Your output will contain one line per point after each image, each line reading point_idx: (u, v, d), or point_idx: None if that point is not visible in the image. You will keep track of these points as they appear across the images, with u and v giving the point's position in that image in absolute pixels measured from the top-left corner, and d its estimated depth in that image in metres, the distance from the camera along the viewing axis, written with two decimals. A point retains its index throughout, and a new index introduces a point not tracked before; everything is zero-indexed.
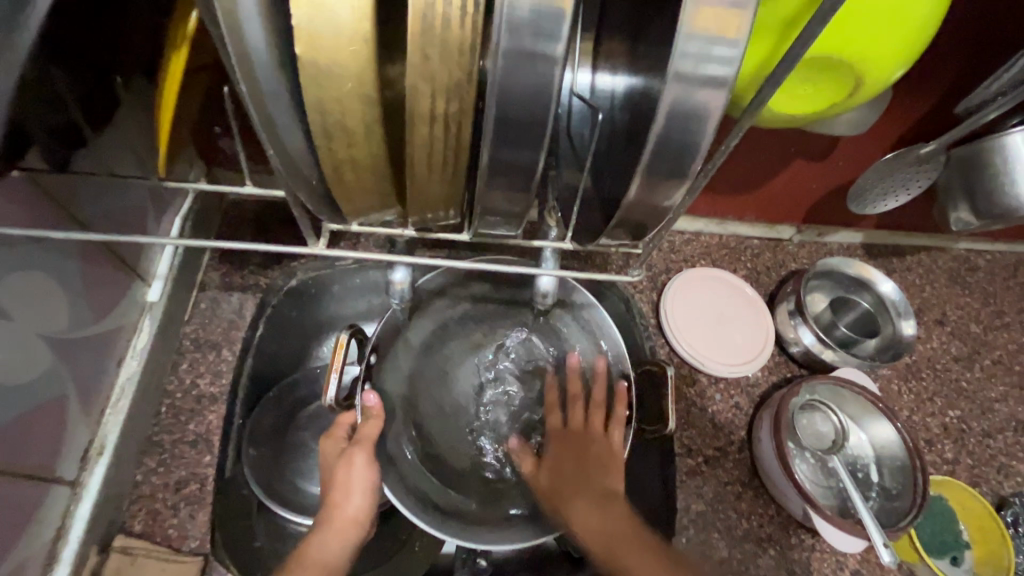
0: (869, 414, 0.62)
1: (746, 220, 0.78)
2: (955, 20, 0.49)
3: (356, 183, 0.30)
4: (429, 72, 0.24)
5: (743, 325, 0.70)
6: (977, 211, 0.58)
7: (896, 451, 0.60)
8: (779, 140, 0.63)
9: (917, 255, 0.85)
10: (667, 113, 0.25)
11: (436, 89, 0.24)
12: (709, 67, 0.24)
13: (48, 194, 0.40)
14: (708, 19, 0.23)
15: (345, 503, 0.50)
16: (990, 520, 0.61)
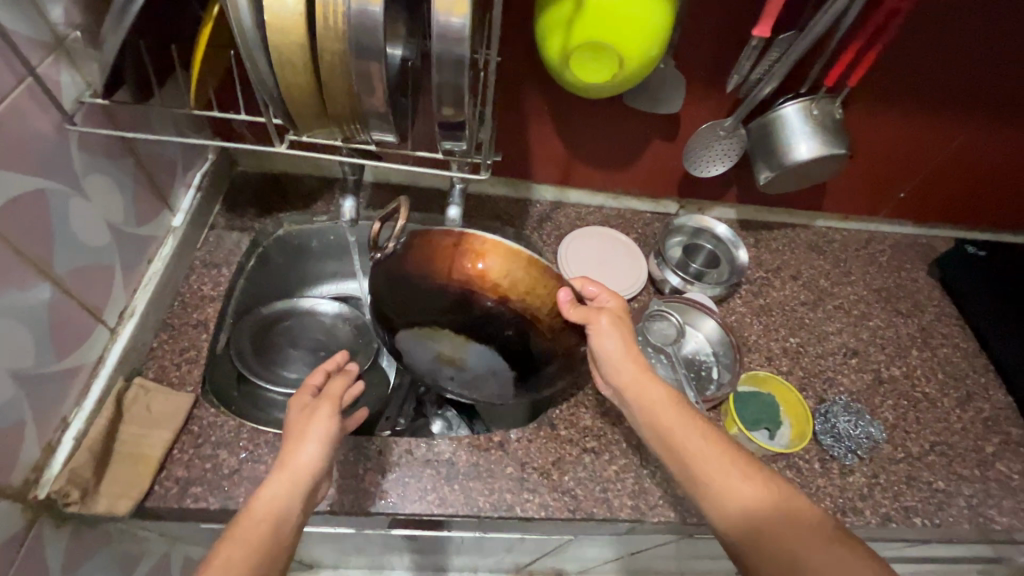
0: (697, 316, 0.84)
1: (635, 196, 0.99)
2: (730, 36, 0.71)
3: (298, 98, 0.53)
4: (327, 26, 0.47)
5: (621, 267, 0.91)
6: (771, 167, 0.78)
7: (721, 336, 0.82)
8: (636, 124, 0.85)
9: (786, 230, 1.04)
10: (445, 53, 0.48)
11: (332, 36, 0.47)
12: (456, 25, 0.46)
13: (120, 121, 0.63)
14: (444, 4, 0.46)
15: (301, 451, 0.57)
16: (789, 394, 0.81)
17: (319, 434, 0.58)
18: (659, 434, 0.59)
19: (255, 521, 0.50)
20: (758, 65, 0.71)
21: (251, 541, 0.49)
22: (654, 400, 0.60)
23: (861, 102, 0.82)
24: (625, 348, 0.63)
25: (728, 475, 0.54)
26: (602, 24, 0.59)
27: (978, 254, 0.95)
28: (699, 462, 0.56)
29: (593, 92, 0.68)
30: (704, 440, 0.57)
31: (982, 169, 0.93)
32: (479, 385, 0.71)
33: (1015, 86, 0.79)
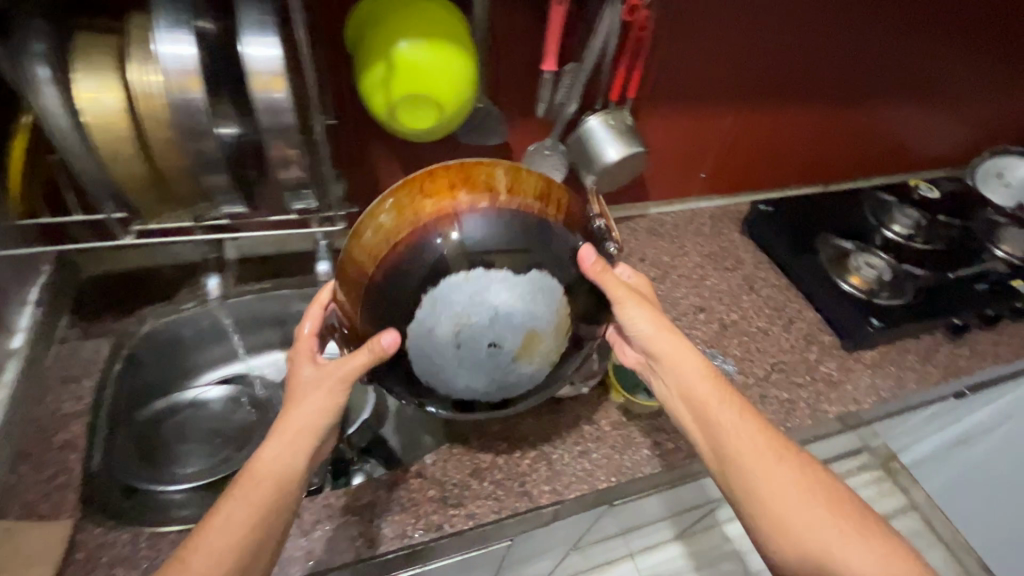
0: None
1: None
2: (528, 73, 0.84)
3: (133, 187, 0.54)
4: (150, 117, 0.50)
5: None
6: (592, 171, 0.93)
7: None
8: (475, 157, 0.95)
9: (626, 222, 1.21)
10: (272, 125, 0.53)
11: (157, 126, 0.51)
12: (276, 100, 0.51)
13: None
14: (260, 82, 0.51)
15: (294, 411, 0.60)
16: None
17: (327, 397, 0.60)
18: (711, 436, 0.69)
19: (253, 493, 0.56)
20: (557, 91, 0.86)
21: (245, 514, 0.55)
22: (710, 403, 0.70)
23: (646, 106, 1.01)
24: (681, 353, 0.71)
25: (778, 479, 0.65)
26: (411, 78, 0.68)
27: (768, 209, 1.20)
28: (746, 458, 0.66)
29: (428, 134, 0.77)
30: (749, 432, 0.68)
31: (752, 142, 1.18)
32: (459, 365, 0.56)
33: (746, 75, 1.03)
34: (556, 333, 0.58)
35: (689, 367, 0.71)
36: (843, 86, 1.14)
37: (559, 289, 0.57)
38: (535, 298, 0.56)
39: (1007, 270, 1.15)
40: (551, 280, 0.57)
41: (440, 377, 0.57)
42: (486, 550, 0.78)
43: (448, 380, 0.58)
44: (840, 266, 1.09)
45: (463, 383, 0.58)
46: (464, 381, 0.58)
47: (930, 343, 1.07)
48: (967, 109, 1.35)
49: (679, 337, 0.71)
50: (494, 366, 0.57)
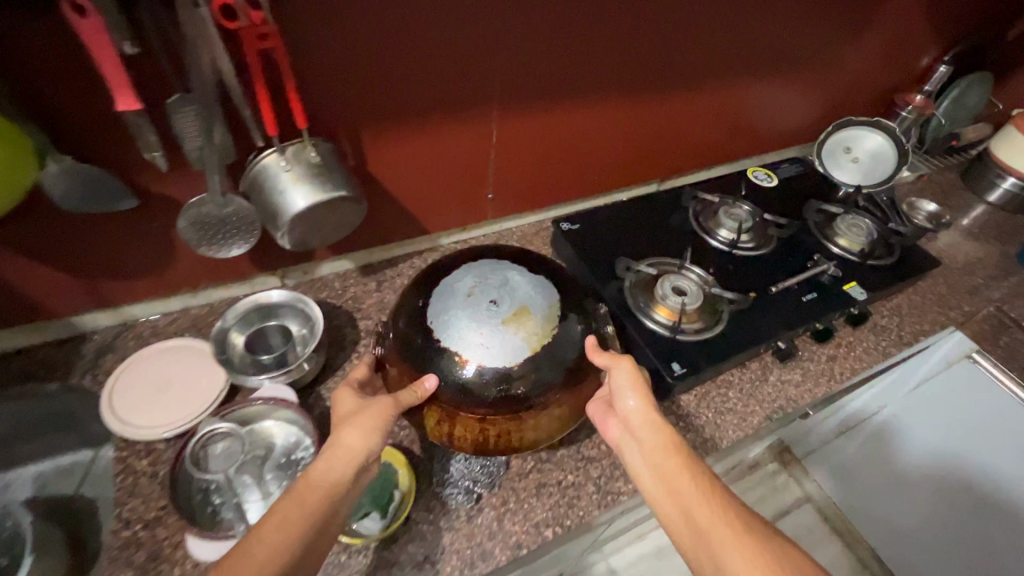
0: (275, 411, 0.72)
1: (219, 283, 0.87)
2: (115, 116, 0.59)
3: None
4: None
5: (192, 379, 0.76)
6: (275, 228, 0.69)
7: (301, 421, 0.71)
8: (128, 226, 0.71)
9: (408, 260, 1.01)
10: None
11: None
12: None
13: None
14: None
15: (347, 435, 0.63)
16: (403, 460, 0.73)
17: (344, 434, 0.63)
18: (692, 538, 0.60)
19: (298, 500, 0.58)
20: (180, 135, 0.62)
21: (300, 514, 0.57)
22: (681, 483, 0.63)
23: (366, 131, 0.78)
24: (658, 441, 0.66)
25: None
26: None
27: (572, 229, 1.01)
28: (724, 561, 0.57)
29: None
30: (716, 514, 0.60)
31: (540, 153, 0.98)
32: (460, 315, 0.68)
33: (500, 81, 0.82)
34: (545, 320, 0.69)
35: (666, 455, 0.65)
36: (635, 79, 0.96)
37: (557, 297, 0.72)
38: (547, 290, 0.73)
39: (838, 274, 1.00)
40: (537, 289, 0.72)
41: (442, 329, 0.68)
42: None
43: (450, 330, 0.68)
44: (645, 296, 0.91)
45: (456, 335, 0.67)
46: (460, 332, 0.68)
47: (754, 373, 0.92)
48: (790, 86, 1.22)
49: (662, 424, 0.67)
50: (495, 321, 0.68)
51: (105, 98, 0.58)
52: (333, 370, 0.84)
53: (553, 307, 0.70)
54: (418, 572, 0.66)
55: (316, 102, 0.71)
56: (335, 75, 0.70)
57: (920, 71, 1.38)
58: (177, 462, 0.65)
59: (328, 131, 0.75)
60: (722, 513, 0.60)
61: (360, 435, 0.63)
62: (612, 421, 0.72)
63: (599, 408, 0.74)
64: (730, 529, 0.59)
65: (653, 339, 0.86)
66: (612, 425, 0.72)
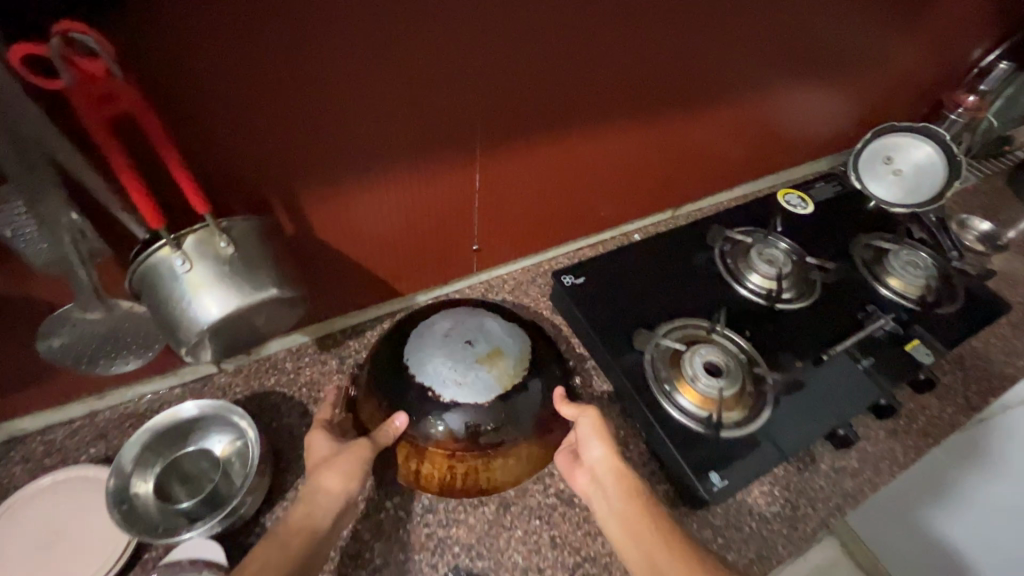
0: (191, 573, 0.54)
1: (134, 379, 0.69)
2: None
3: None
4: None
5: (90, 529, 0.58)
6: (176, 343, 0.50)
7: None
8: None
9: (378, 328, 0.82)
10: None
11: None
12: None
13: None
14: None
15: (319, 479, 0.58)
16: None
17: (322, 477, 0.58)
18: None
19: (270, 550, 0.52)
20: (17, 237, 0.43)
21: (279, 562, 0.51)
22: (647, 537, 0.54)
23: (304, 193, 0.59)
24: (622, 491, 0.59)
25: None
26: None
27: (575, 284, 0.83)
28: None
29: None
30: (683, 570, 0.51)
31: (534, 193, 0.80)
32: (435, 356, 0.62)
33: (482, 116, 0.63)
34: (519, 362, 0.64)
35: (630, 506, 0.57)
36: (649, 100, 0.77)
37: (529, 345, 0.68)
38: (522, 334, 0.68)
39: (897, 331, 0.83)
40: (514, 334, 0.67)
41: (418, 370, 0.63)
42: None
43: (423, 368, 0.62)
44: (668, 374, 0.73)
45: (431, 376, 0.62)
46: (436, 375, 0.62)
47: (801, 462, 0.76)
48: (825, 92, 1.03)
49: (629, 473, 0.60)
50: (471, 364, 0.62)
51: None
52: (280, 492, 0.66)
53: (526, 352, 0.66)
54: None
55: (229, 166, 0.52)
56: (251, 130, 0.50)
57: (969, 66, 1.19)
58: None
59: (251, 199, 0.55)
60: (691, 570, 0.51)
61: (339, 478, 0.58)
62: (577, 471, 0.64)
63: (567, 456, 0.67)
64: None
65: (682, 437, 0.69)
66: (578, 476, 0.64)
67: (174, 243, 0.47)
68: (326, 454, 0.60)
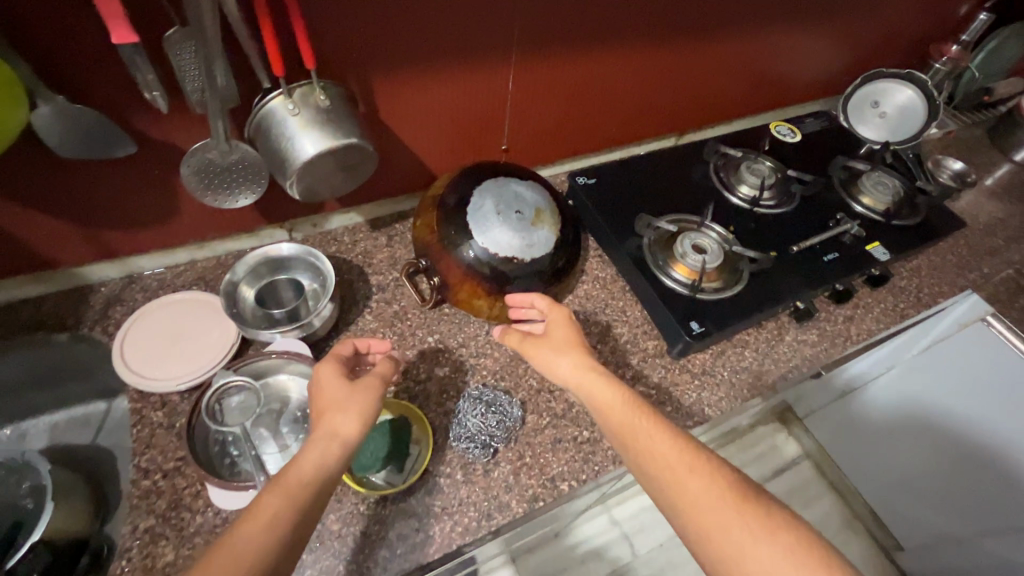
0: (285, 364, 0.72)
1: (226, 235, 0.84)
2: (105, 48, 0.54)
3: None
4: None
5: (204, 331, 0.75)
6: (282, 175, 0.66)
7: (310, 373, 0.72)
8: (128, 173, 0.68)
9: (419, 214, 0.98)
10: None
11: None
12: None
13: None
14: None
15: (338, 420, 0.58)
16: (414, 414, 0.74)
17: (337, 421, 0.58)
18: (658, 477, 0.60)
19: (288, 487, 0.52)
20: (181, 74, 0.57)
21: (291, 494, 0.52)
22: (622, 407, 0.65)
23: (375, 75, 0.73)
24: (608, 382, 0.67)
25: (724, 506, 0.56)
26: None
27: (588, 183, 0.98)
28: (691, 486, 0.58)
29: None
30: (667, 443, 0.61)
31: (556, 102, 0.93)
32: (501, 232, 0.78)
33: (520, 20, 0.76)
34: (551, 212, 0.84)
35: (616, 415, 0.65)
36: (661, 23, 0.89)
37: (547, 194, 0.87)
38: (540, 189, 0.86)
39: (860, 234, 0.97)
40: (538, 195, 0.84)
41: (494, 246, 0.78)
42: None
43: (498, 246, 0.78)
44: (662, 253, 0.88)
45: (506, 247, 0.78)
46: (506, 246, 0.79)
47: (770, 333, 0.91)
48: (822, 34, 1.14)
49: (594, 370, 0.69)
50: (528, 227, 0.80)
51: (96, 30, 0.53)
52: (345, 325, 0.82)
53: (550, 203, 0.85)
54: (435, 523, 0.67)
55: (325, 38, 0.66)
56: (343, 8, 0.64)
57: (957, 20, 1.30)
58: (194, 415, 0.64)
59: (336, 72, 0.70)
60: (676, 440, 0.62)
61: (355, 419, 0.59)
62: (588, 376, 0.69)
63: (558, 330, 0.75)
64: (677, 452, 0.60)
65: (671, 298, 0.84)
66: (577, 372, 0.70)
67: (288, 93, 0.63)
68: (341, 397, 0.61)
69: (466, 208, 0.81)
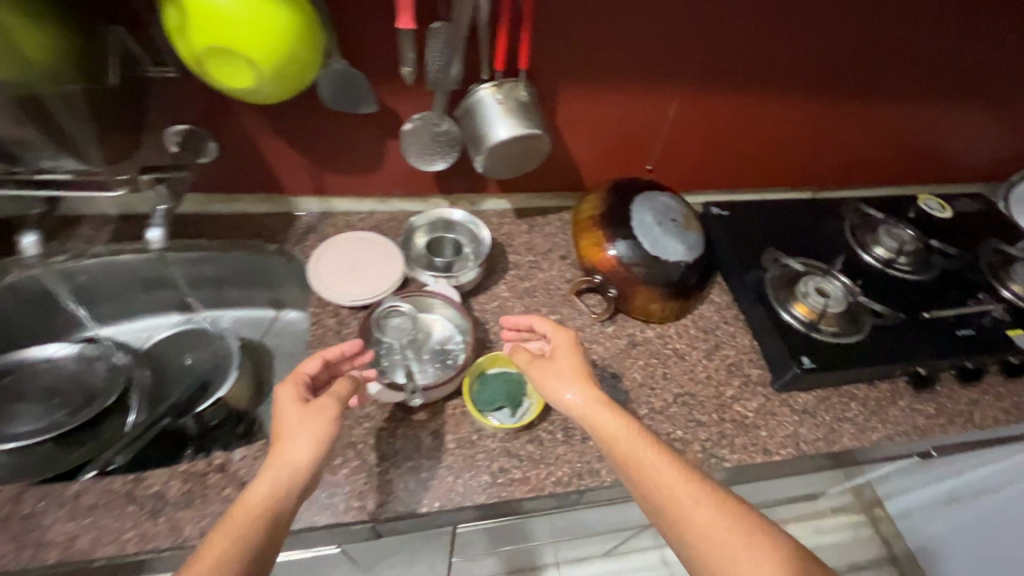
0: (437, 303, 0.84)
1: (402, 196, 1.00)
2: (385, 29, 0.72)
3: None
4: None
5: (377, 264, 0.90)
6: (475, 151, 0.80)
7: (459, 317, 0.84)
8: (359, 128, 0.86)
9: (560, 213, 1.08)
10: None
11: None
12: None
13: None
14: None
15: (288, 450, 0.58)
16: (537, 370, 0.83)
17: (291, 448, 0.58)
18: (665, 513, 0.60)
19: (233, 524, 0.52)
20: (429, 58, 0.73)
21: (255, 526, 0.52)
22: (627, 435, 0.66)
23: (562, 82, 0.86)
24: (609, 410, 0.68)
25: (736, 542, 0.56)
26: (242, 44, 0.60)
27: (721, 214, 1.04)
28: (696, 518, 0.58)
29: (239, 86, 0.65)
30: (707, 505, 0.59)
31: (707, 134, 1.01)
32: (664, 238, 0.89)
33: (692, 55, 0.87)
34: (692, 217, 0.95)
35: (624, 442, 0.65)
36: (825, 77, 0.95)
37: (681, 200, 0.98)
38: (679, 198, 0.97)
39: (1003, 318, 0.93)
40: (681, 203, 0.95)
41: (660, 252, 0.88)
42: (313, 552, 0.78)
43: (666, 251, 0.89)
44: (785, 289, 0.92)
45: (672, 253, 0.89)
46: (671, 250, 0.89)
47: (883, 393, 0.90)
48: (997, 118, 1.11)
49: (603, 398, 0.70)
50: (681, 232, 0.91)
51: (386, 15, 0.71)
52: (482, 289, 0.95)
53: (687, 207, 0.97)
54: (532, 467, 0.75)
55: (535, 48, 0.81)
56: (553, 24, 0.79)
57: None
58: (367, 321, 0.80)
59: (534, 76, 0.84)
60: (711, 504, 0.59)
61: (310, 447, 0.59)
62: (599, 406, 0.69)
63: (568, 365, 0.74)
64: (709, 503, 0.60)
65: (787, 331, 0.88)
66: (576, 398, 0.70)
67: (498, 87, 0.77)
68: (297, 424, 0.60)
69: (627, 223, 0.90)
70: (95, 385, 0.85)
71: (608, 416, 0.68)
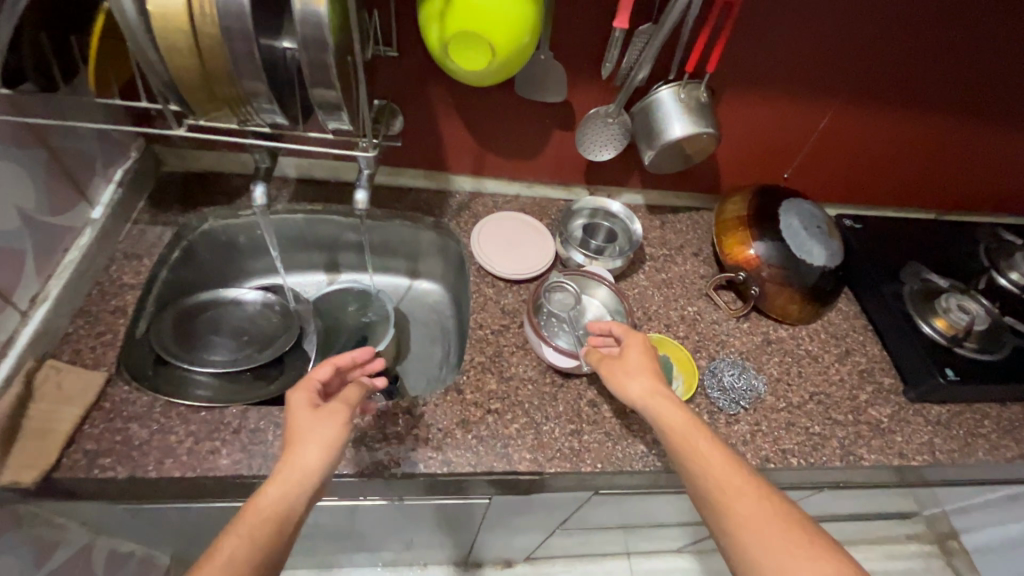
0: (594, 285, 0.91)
1: (549, 182, 1.06)
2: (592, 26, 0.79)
3: (203, 99, 0.60)
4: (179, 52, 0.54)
5: (532, 244, 0.98)
6: (648, 146, 0.86)
7: (614, 300, 0.90)
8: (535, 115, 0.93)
9: (692, 212, 1.12)
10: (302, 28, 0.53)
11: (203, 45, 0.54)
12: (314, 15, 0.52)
13: (30, 126, 0.71)
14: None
15: (303, 452, 0.57)
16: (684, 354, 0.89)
17: (301, 451, 0.57)
18: (719, 511, 0.59)
19: (249, 528, 0.51)
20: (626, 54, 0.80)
21: (264, 531, 0.52)
22: (686, 430, 0.65)
23: (728, 87, 0.92)
24: (675, 403, 0.67)
25: (786, 552, 0.54)
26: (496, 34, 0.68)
27: (853, 227, 1.07)
28: (746, 517, 0.57)
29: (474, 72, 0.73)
30: (764, 506, 0.58)
31: (850, 147, 1.04)
32: (809, 242, 0.93)
33: (857, 72, 0.91)
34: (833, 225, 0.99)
35: (681, 438, 0.64)
36: (980, 103, 0.97)
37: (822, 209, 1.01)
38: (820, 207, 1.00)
39: None
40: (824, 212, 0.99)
41: (806, 255, 0.92)
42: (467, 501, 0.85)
43: (810, 254, 0.93)
44: (923, 303, 0.95)
45: (817, 257, 0.93)
46: (815, 254, 0.93)
47: (1015, 414, 0.92)
48: None
49: (660, 395, 0.69)
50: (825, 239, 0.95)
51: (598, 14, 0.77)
52: (623, 276, 1.00)
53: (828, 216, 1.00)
54: None
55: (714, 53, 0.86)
56: (737, 33, 0.84)
57: None
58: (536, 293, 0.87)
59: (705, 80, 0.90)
60: (770, 505, 0.58)
61: (320, 454, 0.57)
62: (660, 400, 0.68)
63: (623, 367, 0.72)
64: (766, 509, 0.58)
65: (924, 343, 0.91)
66: (635, 390, 0.70)
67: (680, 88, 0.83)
68: (310, 430, 0.59)
69: (774, 224, 0.94)
70: (277, 328, 0.95)
71: (672, 414, 0.66)
